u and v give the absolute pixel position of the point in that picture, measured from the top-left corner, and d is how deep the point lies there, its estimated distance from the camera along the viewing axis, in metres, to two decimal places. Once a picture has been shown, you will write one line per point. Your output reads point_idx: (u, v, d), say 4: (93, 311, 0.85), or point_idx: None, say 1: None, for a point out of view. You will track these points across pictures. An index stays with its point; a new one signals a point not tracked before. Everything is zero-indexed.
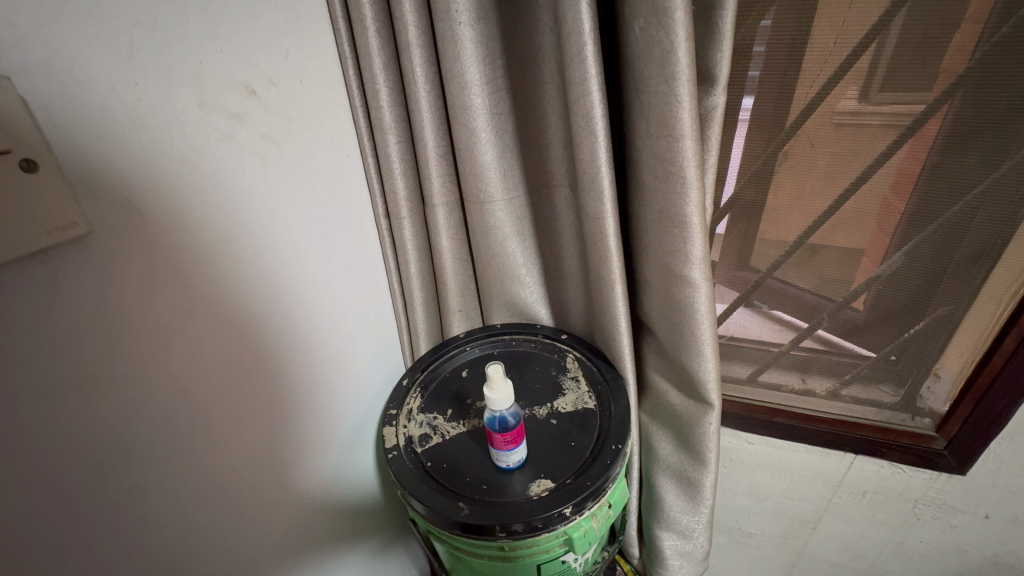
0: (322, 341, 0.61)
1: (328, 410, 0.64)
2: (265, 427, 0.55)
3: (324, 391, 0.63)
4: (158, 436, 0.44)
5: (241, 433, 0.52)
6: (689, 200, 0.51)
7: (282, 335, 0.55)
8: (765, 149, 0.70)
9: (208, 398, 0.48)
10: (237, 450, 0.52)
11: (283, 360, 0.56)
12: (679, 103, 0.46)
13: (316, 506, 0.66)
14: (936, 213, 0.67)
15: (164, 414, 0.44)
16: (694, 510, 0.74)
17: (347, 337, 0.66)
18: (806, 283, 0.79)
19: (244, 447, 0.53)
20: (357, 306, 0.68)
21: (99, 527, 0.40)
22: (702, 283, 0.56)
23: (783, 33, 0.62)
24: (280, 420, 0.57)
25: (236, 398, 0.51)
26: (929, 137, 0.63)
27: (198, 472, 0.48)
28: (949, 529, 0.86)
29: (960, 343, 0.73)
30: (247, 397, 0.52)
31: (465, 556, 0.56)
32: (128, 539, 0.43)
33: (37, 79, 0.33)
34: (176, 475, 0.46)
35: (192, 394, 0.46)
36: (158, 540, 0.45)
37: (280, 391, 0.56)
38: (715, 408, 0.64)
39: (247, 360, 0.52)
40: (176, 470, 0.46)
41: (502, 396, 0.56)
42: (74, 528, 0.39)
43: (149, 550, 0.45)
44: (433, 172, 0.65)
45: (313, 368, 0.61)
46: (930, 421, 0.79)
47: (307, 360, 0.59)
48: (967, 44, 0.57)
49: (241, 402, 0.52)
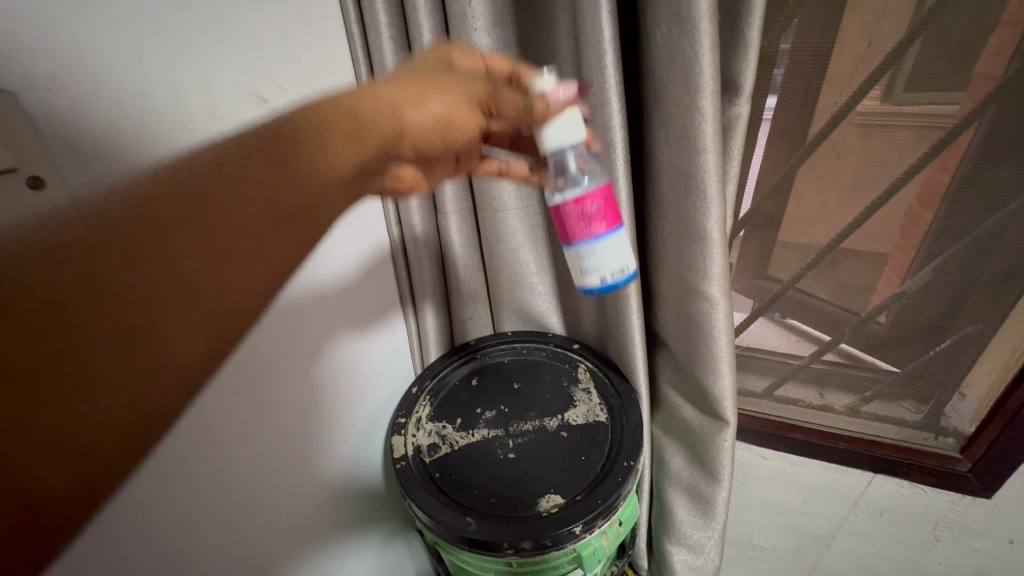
0: (393, 101, 0.45)
1: (337, 415, 0.66)
2: (344, 164, 0.45)
3: (333, 397, 0.65)
4: (173, 232, 0.34)
5: (214, 213, 0.36)
6: (709, 215, 0.49)
7: (299, 334, 0.57)
8: (788, 158, 0.68)
9: (220, 182, 0.36)
10: (275, 235, 0.41)
11: (293, 367, 0.57)
12: (702, 116, 0.44)
13: (328, 497, 0.68)
14: (968, 229, 0.64)
15: (156, 200, 0.33)
16: (706, 525, 0.72)
17: (357, 346, 0.67)
18: (828, 293, 0.77)
19: (276, 220, 0.41)
20: (369, 314, 0.68)
21: (106, 350, 0.31)
22: (720, 298, 0.54)
23: (809, 40, 0.60)
24: (363, 169, 0.47)
25: (265, 166, 0.39)
26: (961, 149, 0.61)
27: (207, 252, 0.36)
28: (971, 552, 0.83)
29: (988, 363, 0.70)
30: (312, 154, 0.42)
31: (471, 569, 0.55)
32: (166, 351, 0.35)
33: (41, 90, 0.32)
34: (187, 280, 0.35)
35: (211, 180, 0.35)
36: (184, 355, 0.36)
37: (338, 168, 0.45)
38: (731, 424, 0.63)
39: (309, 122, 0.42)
40: (214, 247, 0.36)
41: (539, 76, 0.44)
42: (73, 420, 0.30)
43: (199, 350, 0.37)
44: (446, 179, 0.65)
45: (396, 146, 0.48)
46: (954, 441, 0.76)
47: (363, 147, 0.45)
48: (1005, 49, 0.54)
49: (328, 150, 0.43)
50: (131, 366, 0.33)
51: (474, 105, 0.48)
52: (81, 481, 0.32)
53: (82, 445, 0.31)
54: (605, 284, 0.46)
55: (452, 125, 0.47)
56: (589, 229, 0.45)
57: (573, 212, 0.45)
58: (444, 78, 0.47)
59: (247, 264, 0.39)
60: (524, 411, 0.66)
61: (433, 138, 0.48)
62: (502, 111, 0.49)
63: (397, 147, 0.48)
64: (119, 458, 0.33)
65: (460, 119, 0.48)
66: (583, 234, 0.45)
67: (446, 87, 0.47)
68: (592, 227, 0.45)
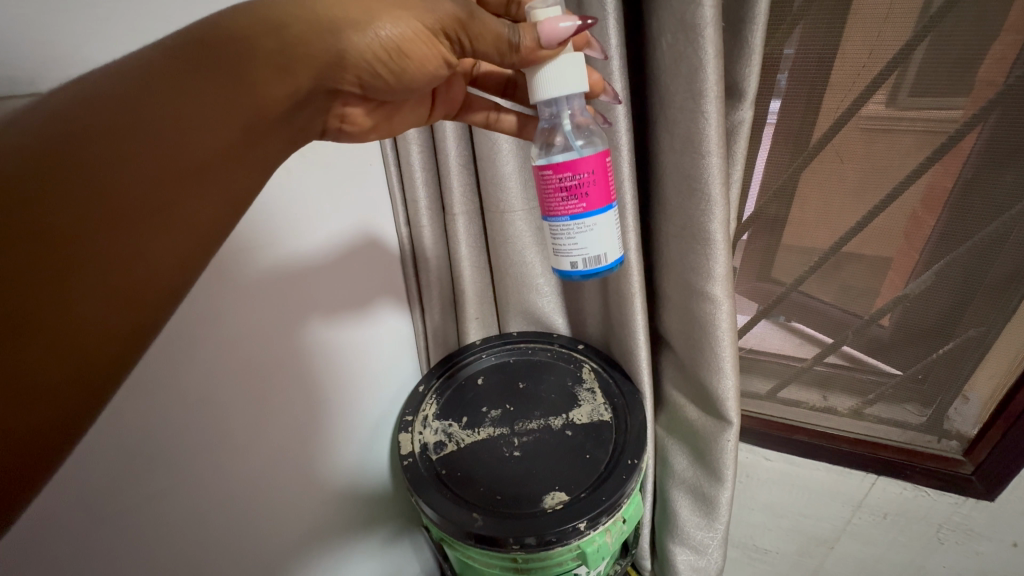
0: (332, 13, 0.37)
1: (344, 413, 0.68)
2: (280, 90, 0.38)
3: (340, 395, 0.66)
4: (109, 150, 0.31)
5: (171, 120, 0.33)
6: (712, 217, 0.50)
7: (293, 327, 0.58)
8: (791, 163, 0.69)
9: (157, 91, 0.33)
10: (237, 151, 0.37)
11: (303, 360, 0.60)
12: (705, 120, 0.45)
13: (334, 496, 0.70)
14: (970, 232, 0.64)
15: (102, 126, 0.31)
16: (709, 526, 0.72)
17: (363, 345, 0.69)
18: (831, 296, 0.77)
19: (236, 140, 0.37)
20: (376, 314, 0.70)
21: (61, 259, 0.29)
22: (724, 299, 0.55)
23: (812, 46, 0.61)
24: (302, 95, 0.39)
25: (190, 81, 0.33)
26: (963, 153, 0.62)
27: (163, 161, 0.33)
28: (975, 555, 0.83)
29: (991, 366, 0.70)
30: (236, 77, 0.35)
31: (477, 565, 0.56)
32: (138, 264, 0.33)
33: None
34: (139, 189, 0.32)
35: (142, 88, 0.32)
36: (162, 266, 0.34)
37: (273, 97, 0.37)
38: (734, 425, 0.63)
39: (232, 41, 0.35)
40: (156, 164, 0.33)
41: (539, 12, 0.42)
42: (52, 323, 0.29)
43: (171, 263, 0.35)
44: (454, 181, 0.66)
45: (339, 74, 0.39)
46: (957, 444, 0.77)
47: (298, 78, 0.38)
48: (1006, 55, 0.55)
49: (250, 76, 0.36)
50: (86, 273, 0.30)
51: (436, 32, 0.40)
52: (90, 383, 0.31)
53: (85, 341, 0.31)
54: (580, 269, 0.49)
55: (410, 56, 0.39)
56: (565, 204, 0.47)
57: (550, 183, 0.46)
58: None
59: (211, 176, 0.36)
60: (529, 410, 0.67)
61: (378, 64, 0.39)
62: (476, 40, 0.41)
63: (337, 74, 0.39)
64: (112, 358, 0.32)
65: (416, 46, 0.39)
66: (560, 207, 0.47)
67: (401, 0, 0.38)
68: (568, 202, 0.46)
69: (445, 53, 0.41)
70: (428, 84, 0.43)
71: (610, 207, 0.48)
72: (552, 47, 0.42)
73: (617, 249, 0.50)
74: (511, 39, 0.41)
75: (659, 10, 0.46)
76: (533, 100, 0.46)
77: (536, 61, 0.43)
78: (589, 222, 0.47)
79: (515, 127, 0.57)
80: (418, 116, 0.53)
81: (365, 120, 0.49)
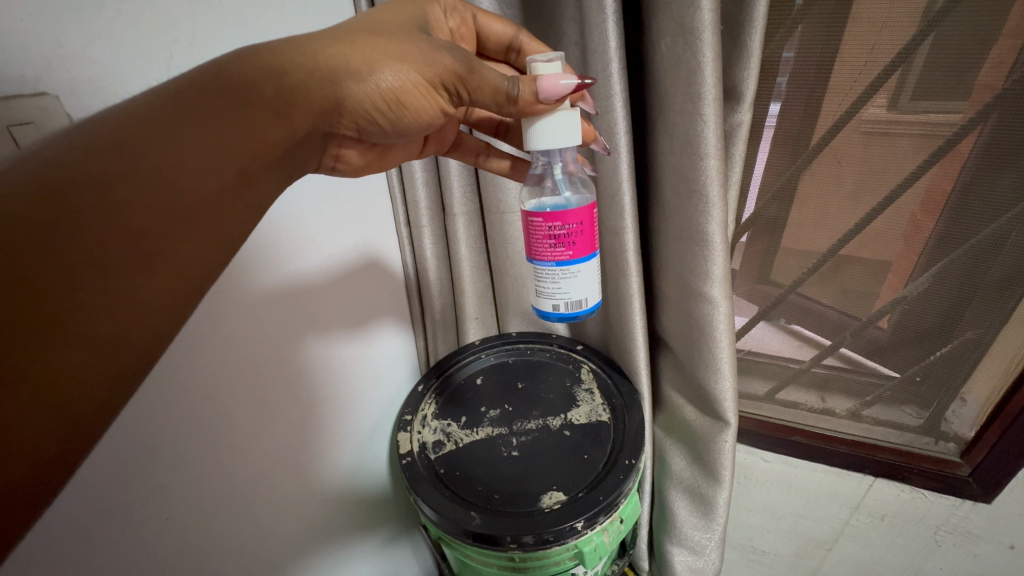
0: (334, 65, 0.39)
1: (342, 416, 0.68)
2: (277, 134, 0.38)
3: (338, 401, 0.67)
4: (106, 199, 0.30)
5: (162, 161, 0.33)
6: (711, 218, 0.50)
7: (293, 331, 0.58)
8: (790, 166, 0.69)
9: (154, 138, 0.32)
10: (232, 191, 0.37)
11: (302, 367, 0.60)
12: (703, 122, 0.46)
13: (333, 493, 0.70)
14: (967, 235, 0.65)
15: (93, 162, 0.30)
16: (707, 527, 0.72)
17: (360, 352, 0.69)
18: (830, 299, 0.78)
19: (232, 181, 0.36)
20: (375, 315, 0.70)
21: (49, 312, 0.28)
22: (722, 300, 0.55)
23: (810, 51, 0.61)
24: (294, 139, 0.40)
25: (190, 126, 0.34)
26: (961, 156, 0.62)
27: (156, 205, 0.32)
28: (972, 557, 0.83)
29: (988, 369, 0.71)
30: (234, 121, 0.36)
31: (474, 563, 0.56)
32: (127, 306, 0.32)
33: (81, 97, 0.38)
34: (133, 236, 0.32)
35: (139, 134, 0.32)
36: (152, 312, 0.33)
37: (270, 141, 0.38)
38: (731, 426, 0.63)
39: (233, 87, 0.36)
40: (152, 209, 0.32)
41: (540, 68, 0.46)
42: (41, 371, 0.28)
43: (162, 299, 0.34)
44: (455, 182, 0.67)
45: (335, 120, 0.42)
46: (954, 446, 0.77)
47: (297, 124, 0.39)
48: (1003, 60, 0.55)
49: (250, 120, 0.36)
50: (76, 323, 0.29)
51: (434, 83, 0.43)
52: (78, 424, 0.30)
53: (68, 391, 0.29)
54: (560, 311, 0.55)
55: (405, 106, 0.43)
56: (552, 250, 0.51)
57: (540, 230, 0.51)
58: (403, 43, 0.42)
59: (205, 219, 0.35)
60: (528, 410, 0.67)
61: (375, 113, 0.43)
62: (476, 91, 0.44)
63: (335, 119, 0.42)
64: (95, 407, 0.31)
65: (415, 98, 0.43)
66: (547, 253, 0.52)
67: (402, 55, 0.41)
68: (555, 249, 0.51)
69: (443, 103, 0.44)
70: (424, 129, 0.46)
71: (592, 256, 0.53)
72: (550, 102, 0.45)
73: (596, 295, 0.56)
74: (511, 92, 0.43)
75: (658, 14, 0.46)
76: (528, 148, 0.50)
77: (535, 112, 0.46)
78: (573, 269, 0.53)
79: (506, 170, 0.60)
80: (410, 151, 0.55)
81: (358, 159, 0.51)
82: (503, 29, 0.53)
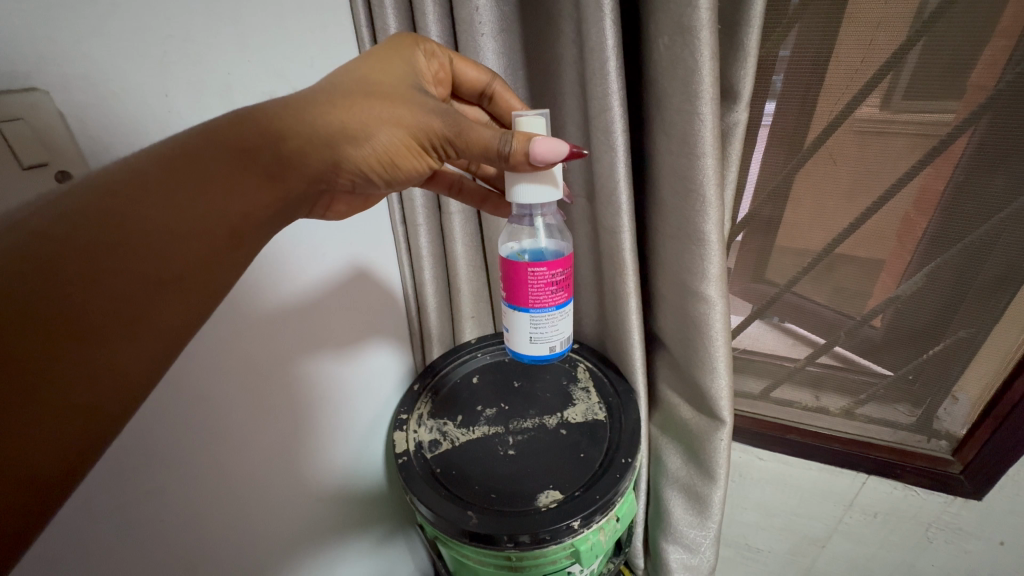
0: (331, 129, 0.41)
1: (338, 436, 0.69)
2: (271, 195, 0.39)
3: (333, 423, 0.67)
4: (98, 264, 0.31)
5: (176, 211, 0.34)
6: (706, 218, 0.50)
7: (291, 344, 0.58)
8: (785, 164, 0.70)
9: (161, 195, 0.34)
10: (222, 253, 0.37)
11: (298, 388, 0.60)
12: (701, 121, 0.46)
13: (326, 493, 0.69)
14: (960, 235, 0.65)
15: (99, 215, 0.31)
16: (701, 524, 0.73)
17: (356, 371, 0.69)
18: (824, 298, 0.78)
19: (228, 243, 0.37)
20: (370, 332, 0.71)
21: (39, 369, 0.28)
22: (718, 299, 0.55)
23: (806, 50, 0.62)
24: (287, 200, 0.41)
25: (185, 189, 0.35)
26: (954, 157, 0.62)
27: (144, 268, 0.33)
28: (963, 554, 0.84)
29: (979, 367, 0.71)
30: (232, 183, 0.37)
31: (470, 562, 0.56)
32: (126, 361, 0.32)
33: (74, 92, 0.37)
34: (120, 303, 0.32)
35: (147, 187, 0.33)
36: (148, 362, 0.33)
37: (261, 202, 0.38)
38: (727, 424, 0.64)
39: (229, 150, 0.37)
40: (138, 275, 0.32)
41: (526, 124, 0.46)
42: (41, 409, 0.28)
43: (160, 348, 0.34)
44: None
45: (331, 179, 0.44)
46: (946, 444, 0.78)
47: (291, 184, 0.41)
48: (996, 60, 0.56)
49: (247, 183, 0.38)
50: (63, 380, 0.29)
51: (421, 145, 0.45)
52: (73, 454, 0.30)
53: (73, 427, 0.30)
54: (556, 350, 0.56)
55: (399, 167, 0.45)
56: (553, 296, 0.52)
57: (543, 279, 0.51)
58: (396, 105, 0.43)
59: (215, 268, 0.36)
60: (524, 409, 0.67)
61: (371, 173, 0.45)
62: (464, 149, 0.45)
63: (333, 178, 0.43)
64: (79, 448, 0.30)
65: (406, 160, 0.45)
66: (547, 299, 0.52)
67: (393, 117, 0.43)
68: (555, 295, 0.52)
69: (430, 161, 0.47)
70: (409, 184, 0.49)
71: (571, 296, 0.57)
72: (539, 164, 0.45)
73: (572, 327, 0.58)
74: (500, 149, 0.43)
75: (656, 13, 0.46)
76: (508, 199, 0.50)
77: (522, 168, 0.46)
78: (566, 309, 0.55)
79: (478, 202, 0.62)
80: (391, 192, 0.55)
81: (347, 208, 0.51)
82: (478, 75, 0.55)
